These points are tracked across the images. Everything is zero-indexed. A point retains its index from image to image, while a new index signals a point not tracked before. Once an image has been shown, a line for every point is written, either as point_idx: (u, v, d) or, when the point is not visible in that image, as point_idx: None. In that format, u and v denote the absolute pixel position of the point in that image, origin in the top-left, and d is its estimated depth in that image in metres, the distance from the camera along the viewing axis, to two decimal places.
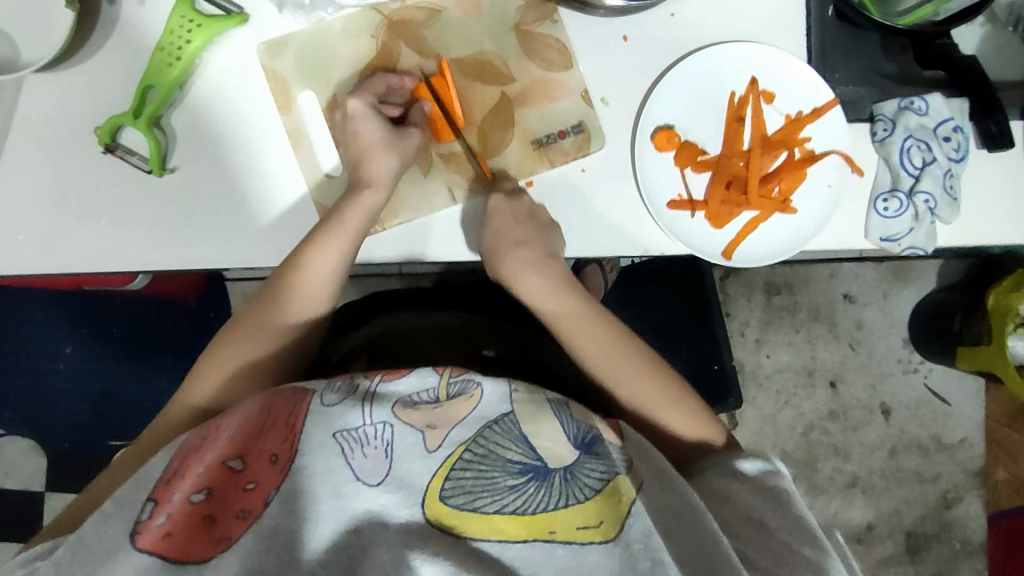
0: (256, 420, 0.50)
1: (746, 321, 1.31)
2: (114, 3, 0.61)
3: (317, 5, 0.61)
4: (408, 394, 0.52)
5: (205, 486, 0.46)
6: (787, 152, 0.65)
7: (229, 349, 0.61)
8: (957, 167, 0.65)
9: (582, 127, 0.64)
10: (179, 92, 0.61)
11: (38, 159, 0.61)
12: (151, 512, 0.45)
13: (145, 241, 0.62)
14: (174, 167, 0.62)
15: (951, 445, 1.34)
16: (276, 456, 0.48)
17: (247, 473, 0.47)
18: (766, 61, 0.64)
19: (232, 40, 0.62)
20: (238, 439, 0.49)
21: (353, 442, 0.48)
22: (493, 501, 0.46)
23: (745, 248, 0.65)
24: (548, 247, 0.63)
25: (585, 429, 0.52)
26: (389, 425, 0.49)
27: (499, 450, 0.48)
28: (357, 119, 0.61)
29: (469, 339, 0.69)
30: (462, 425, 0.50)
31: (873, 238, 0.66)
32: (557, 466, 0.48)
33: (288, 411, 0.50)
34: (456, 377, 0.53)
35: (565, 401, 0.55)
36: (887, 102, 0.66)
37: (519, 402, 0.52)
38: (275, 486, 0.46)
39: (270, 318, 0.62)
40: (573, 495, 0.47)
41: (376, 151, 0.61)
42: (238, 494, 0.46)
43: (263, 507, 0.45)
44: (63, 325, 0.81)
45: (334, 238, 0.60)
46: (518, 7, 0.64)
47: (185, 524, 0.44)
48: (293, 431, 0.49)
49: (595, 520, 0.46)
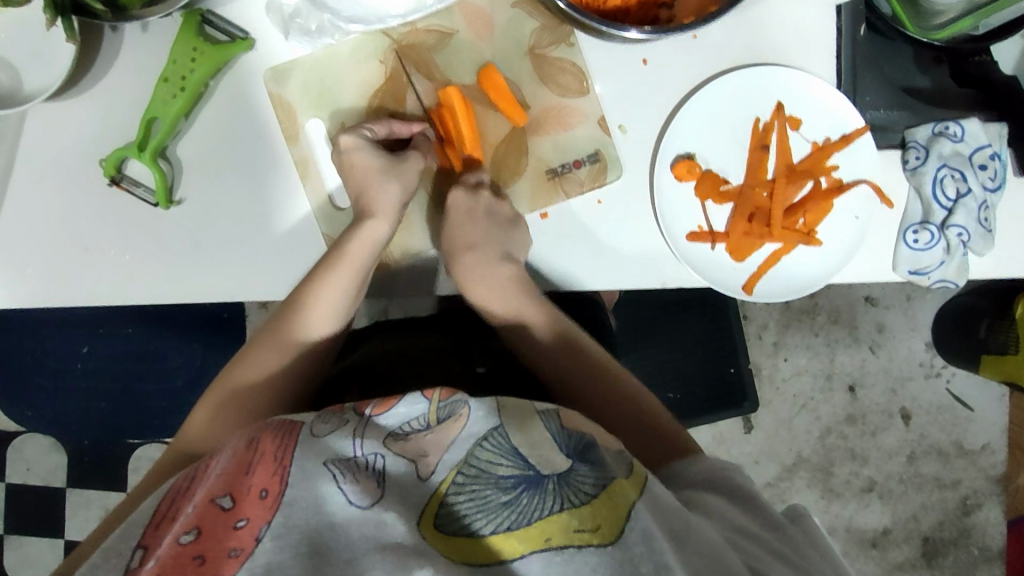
0: (242, 458, 0.48)
1: (764, 324, 1.29)
2: (116, 30, 0.59)
3: (324, 31, 0.59)
4: (397, 424, 0.52)
5: (194, 526, 0.42)
6: (813, 181, 0.62)
7: (227, 385, 0.60)
8: (994, 197, 0.62)
9: (598, 155, 0.61)
10: (185, 122, 0.60)
11: (44, 189, 0.60)
12: (142, 560, 0.42)
13: (153, 272, 0.61)
14: (181, 199, 0.60)
15: (972, 450, 1.31)
16: (266, 492, 0.45)
17: (237, 511, 0.43)
18: (795, 84, 0.61)
19: (238, 66, 0.60)
20: (226, 479, 0.46)
21: (344, 469, 0.47)
22: (487, 519, 0.43)
23: (768, 281, 0.63)
24: (503, 247, 0.63)
25: (574, 440, 0.50)
26: (381, 455, 0.48)
27: (490, 468, 0.46)
28: (354, 152, 0.59)
29: (461, 354, 0.68)
30: (452, 449, 0.48)
31: (902, 271, 0.63)
32: (550, 472, 0.45)
33: (277, 447, 0.49)
34: (446, 402, 0.52)
35: (556, 411, 0.54)
36: (920, 127, 0.63)
37: (505, 411, 0.51)
38: (266, 521, 0.43)
39: (269, 356, 0.61)
40: (567, 500, 0.43)
41: (376, 182, 0.60)
42: (228, 532, 0.42)
43: (256, 543, 0.42)
44: (83, 329, 0.88)
45: (332, 270, 0.59)
46: (532, 30, 0.61)
47: (173, 565, 0.40)
48: (282, 468, 0.46)
49: (590, 523, 0.43)
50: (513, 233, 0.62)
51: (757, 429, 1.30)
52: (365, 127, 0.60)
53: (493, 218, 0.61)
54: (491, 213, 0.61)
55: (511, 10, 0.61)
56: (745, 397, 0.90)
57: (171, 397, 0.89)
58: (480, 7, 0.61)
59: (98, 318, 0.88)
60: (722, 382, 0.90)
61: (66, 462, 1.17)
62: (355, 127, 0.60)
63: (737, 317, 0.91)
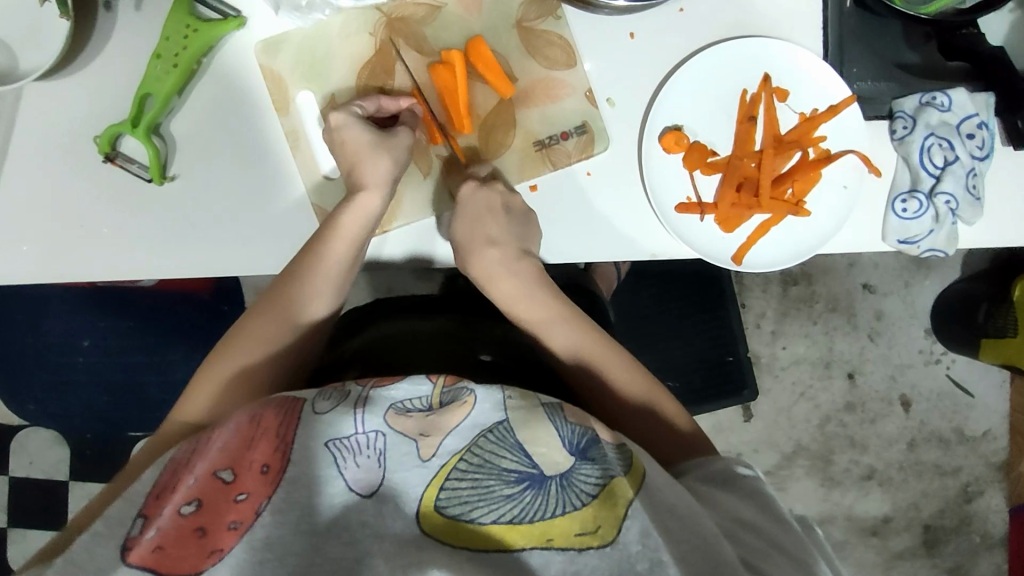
0: (244, 431, 0.47)
1: (762, 312, 1.29)
2: (110, 10, 0.60)
3: (314, 7, 0.59)
4: (399, 400, 0.50)
5: (196, 498, 0.43)
6: (801, 152, 0.63)
7: (224, 360, 0.60)
8: (982, 165, 0.63)
9: (586, 127, 0.62)
10: (178, 99, 0.60)
11: (41, 167, 0.61)
12: (142, 527, 0.42)
13: (147, 249, 0.62)
14: (174, 175, 0.61)
15: (973, 437, 1.31)
16: (267, 466, 0.45)
17: (238, 485, 0.44)
18: (782, 56, 0.62)
19: (230, 45, 0.61)
20: (228, 452, 0.46)
21: (346, 451, 0.46)
22: (488, 510, 0.42)
23: (757, 251, 0.63)
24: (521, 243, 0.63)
25: (581, 434, 0.48)
26: (382, 435, 0.46)
27: (494, 459, 0.45)
28: (343, 128, 0.60)
29: (462, 341, 0.67)
30: (453, 435, 0.47)
31: (891, 240, 0.63)
32: (553, 473, 0.44)
33: (278, 422, 0.48)
34: (449, 387, 0.51)
35: (560, 405, 0.51)
36: (908, 98, 0.63)
37: (512, 410, 0.49)
38: (266, 496, 0.44)
39: (267, 327, 0.61)
40: (570, 503, 0.43)
41: (367, 157, 0.60)
42: (229, 506, 0.43)
43: (256, 518, 0.43)
44: (83, 318, 0.88)
45: (327, 240, 0.60)
46: (520, 3, 0.62)
47: (176, 537, 0.41)
48: (283, 443, 0.46)
49: (591, 526, 0.43)
50: (525, 232, 0.62)
51: (756, 417, 1.30)
52: (357, 104, 0.61)
53: (492, 204, 0.61)
54: (487, 194, 0.61)
55: None
56: (744, 384, 0.90)
57: (169, 383, 0.89)
58: None
59: (97, 306, 0.89)
60: (722, 369, 0.90)
61: (66, 454, 1.17)
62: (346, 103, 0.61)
63: (734, 305, 0.92)
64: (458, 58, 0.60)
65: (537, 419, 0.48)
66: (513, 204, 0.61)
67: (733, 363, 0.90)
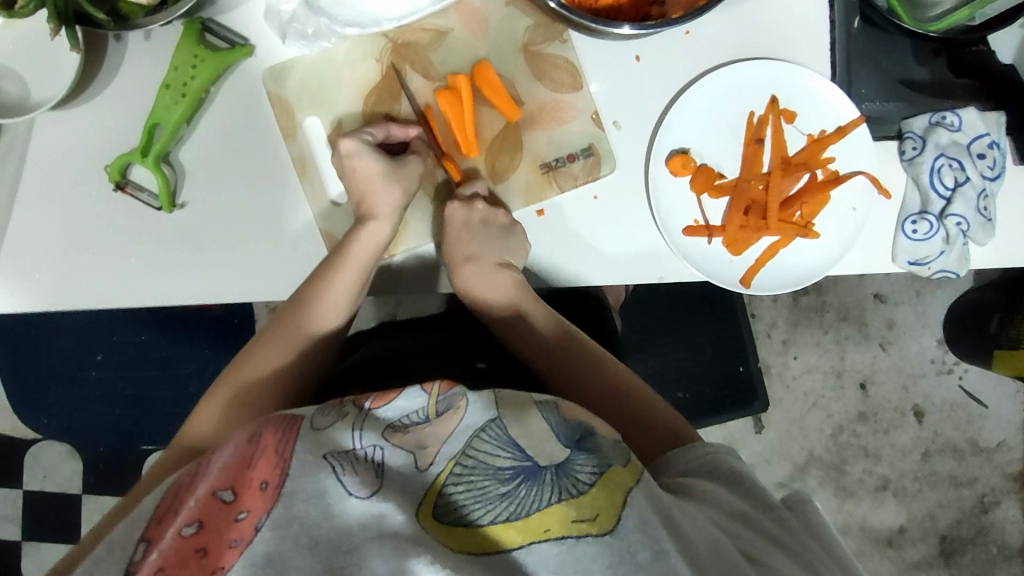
0: (244, 451, 0.47)
1: (773, 323, 1.28)
2: (120, 39, 0.60)
3: (321, 35, 0.60)
4: (397, 418, 0.50)
5: (196, 519, 0.43)
6: (809, 174, 0.63)
7: (229, 381, 0.61)
8: (994, 185, 0.62)
9: (592, 150, 0.62)
10: (187, 127, 0.61)
11: (54, 194, 0.61)
12: (145, 551, 0.43)
13: (158, 274, 0.62)
14: (184, 203, 0.62)
15: (988, 447, 1.30)
16: (266, 483, 0.44)
17: (238, 504, 0.43)
18: (789, 77, 0.62)
19: (237, 72, 0.61)
20: (227, 471, 0.45)
21: (342, 460, 0.46)
22: (486, 509, 0.42)
23: (765, 274, 0.63)
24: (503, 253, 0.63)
25: (574, 429, 0.50)
26: (379, 448, 0.47)
27: (488, 458, 0.45)
28: (354, 157, 0.60)
29: (464, 353, 0.68)
30: (450, 441, 0.47)
31: (901, 261, 0.63)
32: (547, 464, 0.45)
33: (277, 440, 0.48)
34: (444, 395, 0.51)
35: (554, 402, 0.53)
36: (916, 118, 0.63)
37: (503, 406, 0.50)
38: (265, 511, 0.43)
39: (273, 351, 0.62)
40: (567, 491, 0.43)
41: (376, 185, 0.61)
42: (229, 525, 0.42)
43: (256, 534, 0.42)
44: (94, 336, 0.90)
45: (330, 267, 0.60)
46: (526, 27, 0.62)
47: (176, 558, 0.41)
48: (282, 460, 0.46)
49: (589, 513, 0.43)
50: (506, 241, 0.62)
51: (767, 428, 1.29)
52: (364, 130, 0.61)
53: (472, 218, 0.61)
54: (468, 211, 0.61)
55: (505, 8, 0.62)
56: (755, 396, 0.89)
57: (182, 401, 0.90)
58: (476, 7, 0.62)
59: (113, 326, 0.91)
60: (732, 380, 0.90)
61: (81, 469, 1.18)
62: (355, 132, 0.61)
63: (743, 313, 0.91)
64: (464, 82, 0.61)
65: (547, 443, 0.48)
66: (492, 217, 0.61)
67: (744, 375, 0.89)
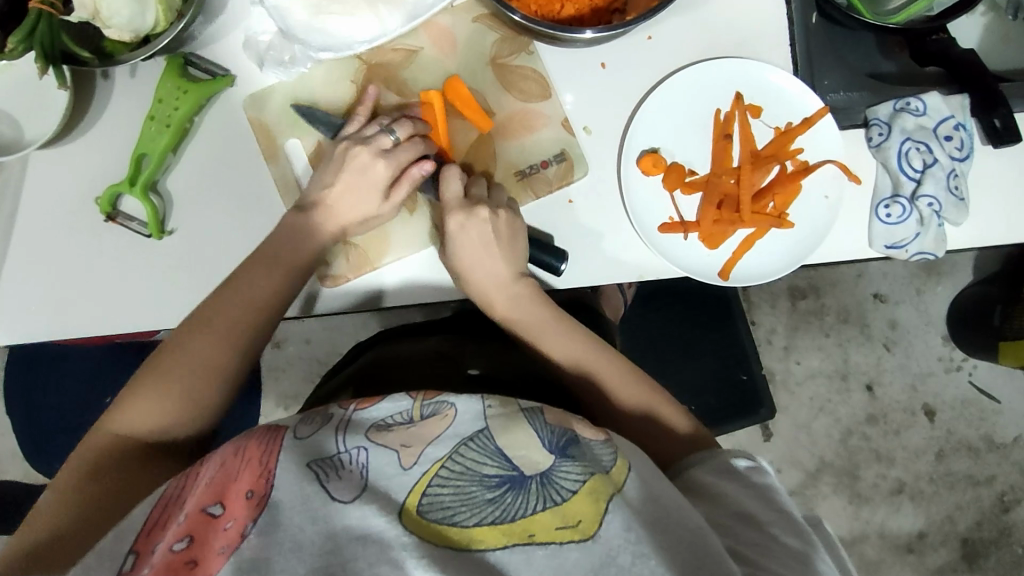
0: (230, 464, 0.47)
1: (773, 328, 1.28)
2: (107, 77, 0.63)
3: (296, 61, 0.63)
4: (381, 418, 0.50)
5: (186, 534, 0.42)
6: (779, 166, 0.64)
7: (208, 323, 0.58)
8: (962, 165, 0.63)
9: (564, 155, 0.63)
10: (174, 156, 0.63)
11: (48, 230, 0.64)
12: (134, 564, 0.42)
13: (150, 300, 0.64)
14: (172, 229, 0.64)
15: (1003, 444, 1.28)
16: (252, 493, 0.44)
17: (225, 516, 0.43)
18: (750, 74, 0.63)
19: (220, 103, 0.64)
20: (214, 484, 0.45)
21: (327, 468, 0.46)
22: (471, 514, 0.43)
23: (743, 266, 0.64)
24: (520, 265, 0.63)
25: (561, 433, 0.48)
26: (364, 449, 0.47)
27: (475, 466, 0.45)
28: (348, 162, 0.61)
29: (453, 358, 0.68)
30: (436, 444, 0.47)
31: (878, 246, 0.63)
32: (533, 472, 0.45)
33: (261, 451, 0.48)
34: (430, 400, 0.51)
35: (541, 408, 0.52)
36: (882, 105, 0.64)
37: (492, 417, 0.49)
38: (253, 519, 0.43)
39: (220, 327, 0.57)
40: (550, 499, 0.44)
41: (348, 192, 0.62)
42: (218, 535, 0.42)
43: (243, 539, 0.42)
44: (97, 379, 0.92)
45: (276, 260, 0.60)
46: (493, 41, 0.64)
47: (168, 570, 0.40)
48: (267, 470, 0.46)
49: (572, 519, 0.43)
50: (517, 247, 0.62)
51: (775, 435, 1.27)
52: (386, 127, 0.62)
53: (485, 233, 0.60)
54: (476, 222, 0.60)
55: (472, 25, 0.64)
56: (761, 403, 0.88)
57: None
58: (443, 25, 0.64)
59: (118, 367, 0.92)
60: (735, 387, 0.89)
61: None
62: (376, 124, 0.63)
63: (742, 318, 0.91)
64: (436, 97, 0.63)
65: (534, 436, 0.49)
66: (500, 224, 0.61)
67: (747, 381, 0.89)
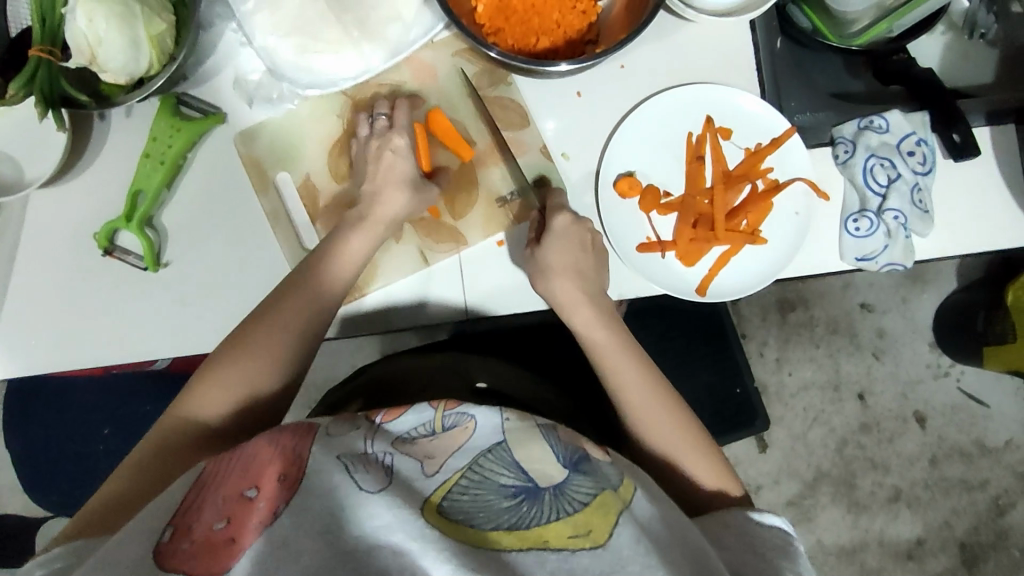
0: (264, 450, 0.49)
1: (763, 341, 1.30)
2: (104, 119, 0.66)
3: (284, 98, 0.67)
4: (406, 430, 0.52)
5: (223, 512, 0.45)
6: (750, 185, 0.67)
7: (288, 315, 0.60)
8: (926, 179, 0.65)
9: (543, 180, 0.66)
10: (168, 192, 0.66)
11: (50, 268, 0.66)
12: (173, 536, 0.44)
13: (149, 332, 0.66)
14: (168, 262, 0.66)
15: (995, 448, 1.29)
16: (284, 477, 0.47)
17: (260, 496, 0.46)
18: (720, 99, 0.66)
19: (212, 140, 0.66)
20: (250, 468, 0.47)
21: (354, 461, 0.48)
22: (488, 519, 0.45)
23: (719, 282, 0.66)
24: (589, 282, 0.63)
25: (573, 450, 0.52)
26: (389, 452, 0.49)
27: (492, 476, 0.48)
28: (394, 154, 0.64)
29: (462, 372, 0.70)
30: (458, 454, 0.49)
31: (849, 258, 0.65)
32: (547, 484, 0.47)
33: (294, 441, 0.50)
34: (451, 410, 0.53)
35: (554, 425, 0.55)
36: (846, 124, 0.67)
37: (510, 430, 0.52)
38: (284, 500, 0.45)
39: (282, 333, 0.60)
40: (563, 508, 0.46)
41: (388, 183, 0.64)
42: (252, 513, 0.45)
43: (275, 518, 0.44)
44: (99, 411, 0.94)
45: (318, 272, 0.62)
46: (472, 74, 0.67)
47: (208, 546, 0.43)
48: (299, 457, 0.48)
49: (583, 529, 0.45)
50: (602, 271, 0.64)
51: (771, 447, 1.29)
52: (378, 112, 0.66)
53: (584, 238, 0.62)
54: (578, 228, 0.62)
55: (452, 59, 0.68)
56: (755, 414, 0.89)
57: None
58: (425, 61, 0.68)
59: (118, 400, 0.94)
60: (730, 403, 0.90)
61: None
62: (365, 116, 0.66)
63: (736, 336, 0.92)
64: (419, 130, 0.66)
65: (533, 447, 0.51)
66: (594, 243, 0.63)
67: (742, 394, 0.90)
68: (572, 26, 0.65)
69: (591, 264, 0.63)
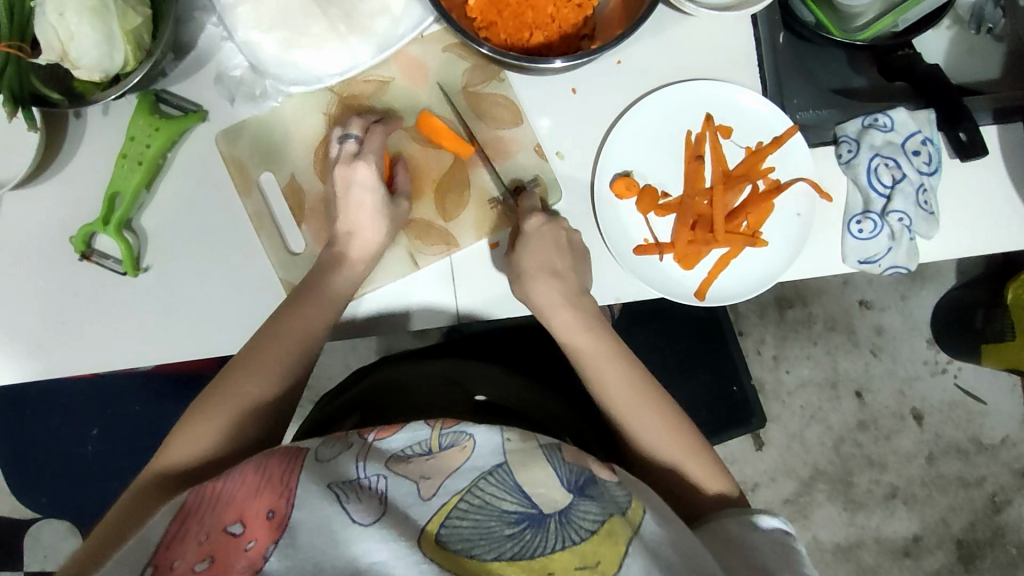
0: (251, 479, 0.47)
1: (761, 338, 1.28)
2: (80, 117, 0.63)
3: (267, 94, 0.64)
4: (400, 449, 0.50)
5: (207, 552, 0.43)
6: (751, 185, 0.65)
7: (270, 345, 0.59)
8: (931, 180, 0.63)
9: (538, 181, 0.64)
10: (147, 194, 0.63)
11: (26, 272, 0.64)
12: None
13: (129, 338, 0.64)
14: (148, 266, 0.63)
15: (992, 445, 1.28)
16: (273, 513, 0.45)
17: (247, 534, 0.44)
18: (720, 96, 0.64)
19: (193, 138, 0.64)
20: (236, 500, 0.45)
21: (346, 489, 0.46)
22: (490, 548, 0.43)
23: (718, 286, 0.64)
24: (577, 283, 0.62)
25: (579, 472, 0.49)
26: (383, 476, 0.47)
27: (494, 501, 0.46)
28: (350, 181, 0.61)
29: (462, 383, 0.68)
30: (454, 477, 0.47)
31: (851, 261, 0.64)
32: (552, 511, 0.46)
33: (282, 469, 0.48)
34: (448, 429, 0.51)
35: (558, 443, 0.52)
36: (850, 122, 0.65)
37: (512, 452, 0.49)
38: (273, 541, 0.43)
39: (269, 360, 0.59)
40: (569, 538, 0.44)
41: (361, 211, 0.61)
42: (239, 554, 0.43)
43: (263, 562, 0.42)
44: (87, 411, 0.91)
45: (319, 284, 0.61)
46: (464, 70, 0.65)
47: None
48: (287, 488, 0.46)
49: (591, 560, 0.44)
50: (580, 270, 0.62)
51: (767, 445, 1.27)
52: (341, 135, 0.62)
53: (560, 240, 0.60)
54: (553, 230, 0.60)
55: (443, 54, 0.65)
56: (751, 413, 0.87)
57: None
58: (414, 55, 0.65)
59: (104, 400, 0.90)
60: (727, 402, 0.88)
61: None
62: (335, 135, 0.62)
63: (733, 333, 0.90)
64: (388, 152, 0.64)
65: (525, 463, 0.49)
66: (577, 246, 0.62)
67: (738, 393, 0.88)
68: (567, 20, 0.62)
69: (569, 266, 0.61)
